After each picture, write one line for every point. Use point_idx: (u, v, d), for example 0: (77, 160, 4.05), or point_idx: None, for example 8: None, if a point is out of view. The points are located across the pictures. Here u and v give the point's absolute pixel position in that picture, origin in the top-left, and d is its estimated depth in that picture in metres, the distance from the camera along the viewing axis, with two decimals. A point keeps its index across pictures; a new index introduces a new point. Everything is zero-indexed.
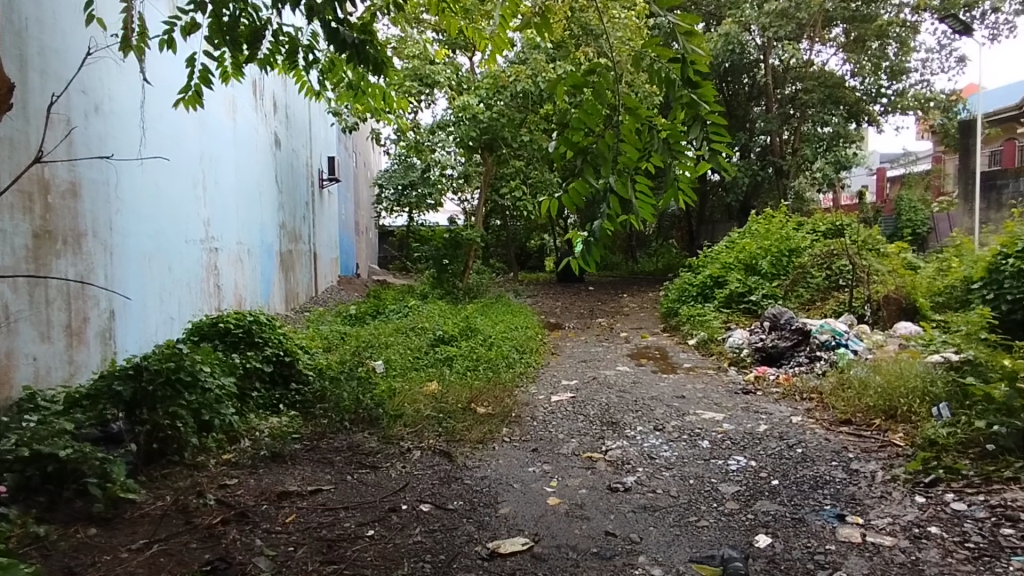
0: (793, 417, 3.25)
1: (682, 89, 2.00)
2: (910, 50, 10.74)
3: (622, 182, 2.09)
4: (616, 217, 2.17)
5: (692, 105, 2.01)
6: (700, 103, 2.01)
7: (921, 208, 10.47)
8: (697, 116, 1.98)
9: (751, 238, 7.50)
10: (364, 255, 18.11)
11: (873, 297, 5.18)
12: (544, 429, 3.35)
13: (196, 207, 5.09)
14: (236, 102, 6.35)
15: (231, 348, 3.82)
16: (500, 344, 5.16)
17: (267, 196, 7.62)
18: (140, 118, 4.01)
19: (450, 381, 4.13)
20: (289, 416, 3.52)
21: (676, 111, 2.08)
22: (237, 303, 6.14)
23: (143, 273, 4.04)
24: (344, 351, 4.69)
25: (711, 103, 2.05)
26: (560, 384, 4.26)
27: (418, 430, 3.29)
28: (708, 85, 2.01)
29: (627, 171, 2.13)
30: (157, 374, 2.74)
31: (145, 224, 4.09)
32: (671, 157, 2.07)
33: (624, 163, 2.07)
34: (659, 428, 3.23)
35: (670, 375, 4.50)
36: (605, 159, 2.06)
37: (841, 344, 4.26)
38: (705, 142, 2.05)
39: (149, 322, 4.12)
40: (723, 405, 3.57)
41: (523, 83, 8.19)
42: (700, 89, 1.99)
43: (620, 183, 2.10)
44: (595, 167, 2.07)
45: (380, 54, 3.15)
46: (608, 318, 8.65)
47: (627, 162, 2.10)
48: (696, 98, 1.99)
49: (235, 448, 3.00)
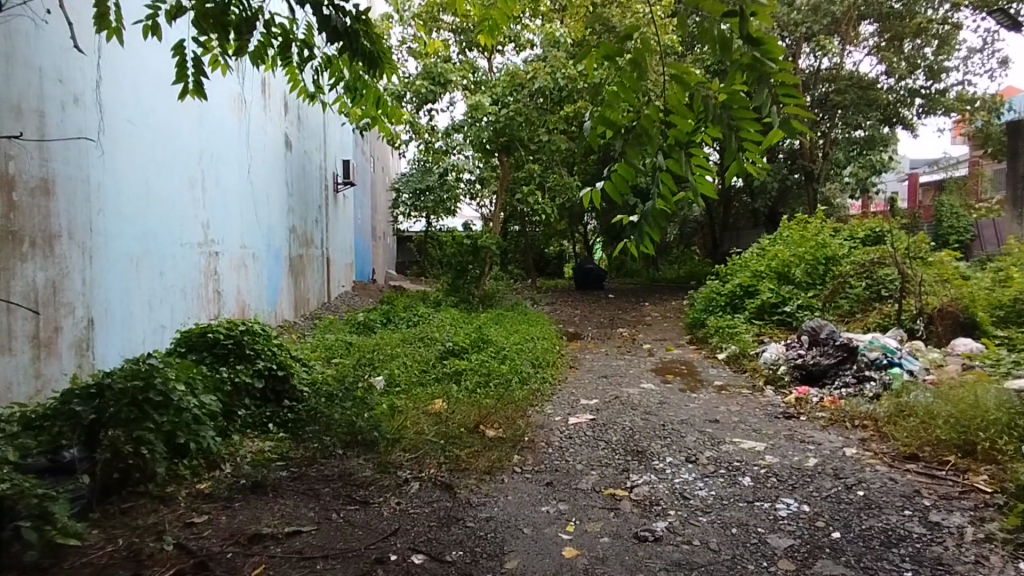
0: (846, 449, 2.84)
1: (743, 48, 1.61)
2: (951, 48, 10.16)
3: (675, 159, 1.94)
4: (670, 197, 2.02)
5: (756, 67, 1.63)
6: (766, 61, 1.62)
7: (964, 214, 9.89)
8: (762, 78, 1.60)
9: (783, 244, 7.04)
10: (381, 261, 17.89)
11: (926, 310, 4.73)
12: (560, 458, 2.97)
13: (193, 208, 4.82)
14: (243, 100, 6.11)
15: (220, 361, 3.52)
16: (514, 357, 4.79)
17: (275, 198, 7.37)
18: (127, 112, 3.75)
19: (457, 399, 3.79)
20: (278, 438, 3.19)
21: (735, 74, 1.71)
22: (239, 311, 5.86)
23: (129, 278, 3.76)
24: (347, 364, 4.36)
25: (780, 61, 1.68)
26: (579, 404, 3.87)
27: (419, 458, 2.94)
28: (775, 38, 1.60)
29: (678, 147, 1.95)
30: (121, 395, 2.42)
31: (132, 225, 3.81)
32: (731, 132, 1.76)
33: (675, 137, 1.86)
34: (691, 459, 2.83)
35: (701, 394, 4.09)
36: (650, 139, 1.84)
37: (894, 363, 3.84)
38: (773, 107, 1.70)
39: (135, 331, 3.83)
40: (763, 432, 3.16)
41: (541, 80, 7.83)
42: (766, 47, 1.59)
43: (672, 161, 1.95)
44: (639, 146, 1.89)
45: (377, 47, 2.79)
46: (629, 328, 8.23)
47: (677, 138, 1.92)
48: (759, 58, 1.61)
49: (212, 476, 2.68)
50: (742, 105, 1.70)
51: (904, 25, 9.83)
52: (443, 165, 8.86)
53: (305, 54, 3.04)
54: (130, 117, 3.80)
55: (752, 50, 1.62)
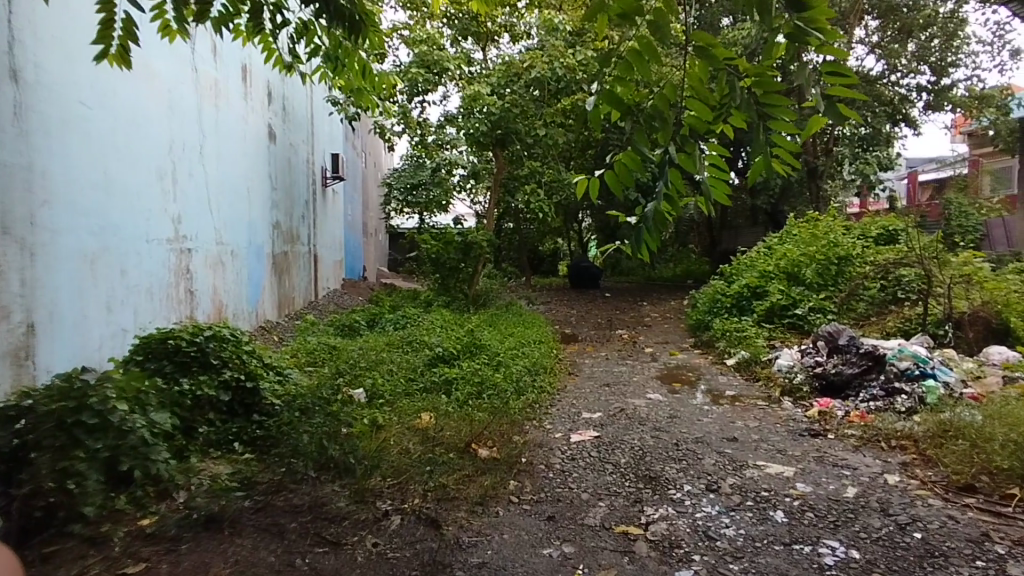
0: (888, 475, 2.50)
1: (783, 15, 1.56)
2: (959, 42, 9.89)
3: (686, 152, 1.88)
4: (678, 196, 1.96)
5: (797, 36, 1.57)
6: (809, 31, 1.55)
7: (973, 213, 9.61)
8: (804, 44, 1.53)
9: (792, 243, 6.72)
10: (371, 257, 17.48)
11: (954, 315, 4.43)
12: (563, 485, 2.61)
13: (163, 199, 4.43)
14: (220, 87, 5.73)
15: (182, 369, 3.13)
16: (509, 364, 4.44)
17: (258, 192, 6.98)
18: (82, 93, 3.37)
19: (448, 413, 3.44)
20: (244, 460, 2.83)
21: (772, 49, 1.72)
22: (215, 312, 5.47)
23: (83, 277, 3.37)
24: (327, 373, 4.00)
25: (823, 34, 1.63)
26: (581, 418, 3.52)
27: (402, 485, 2.58)
28: (820, 6, 1.55)
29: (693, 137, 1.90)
30: (47, 417, 2.14)
31: (87, 219, 3.43)
32: (758, 114, 1.76)
33: (692, 122, 1.84)
34: (712, 488, 2.48)
35: (713, 406, 3.75)
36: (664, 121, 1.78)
37: (927, 373, 3.52)
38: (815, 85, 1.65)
39: (91, 336, 3.44)
40: (790, 454, 2.82)
41: (539, 69, 7.44)
42: (809, 14, 1.54)
43: (683, 153, 1.89)
44: (649, 132, 1.83)
45: (359, 8, 2.41)
46: (628, 329, 7.90)
47: (693, 125, 1.87)
48: (801, 25, 1.55)
49: (160, 509, 2.32)
50: (770, 84, 1.70)
51: (913, 18, 9.52)
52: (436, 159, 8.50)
53: (278, 20, 2.64)
54: (86, 99, 3.43)
55: (792, 19, 1.57)
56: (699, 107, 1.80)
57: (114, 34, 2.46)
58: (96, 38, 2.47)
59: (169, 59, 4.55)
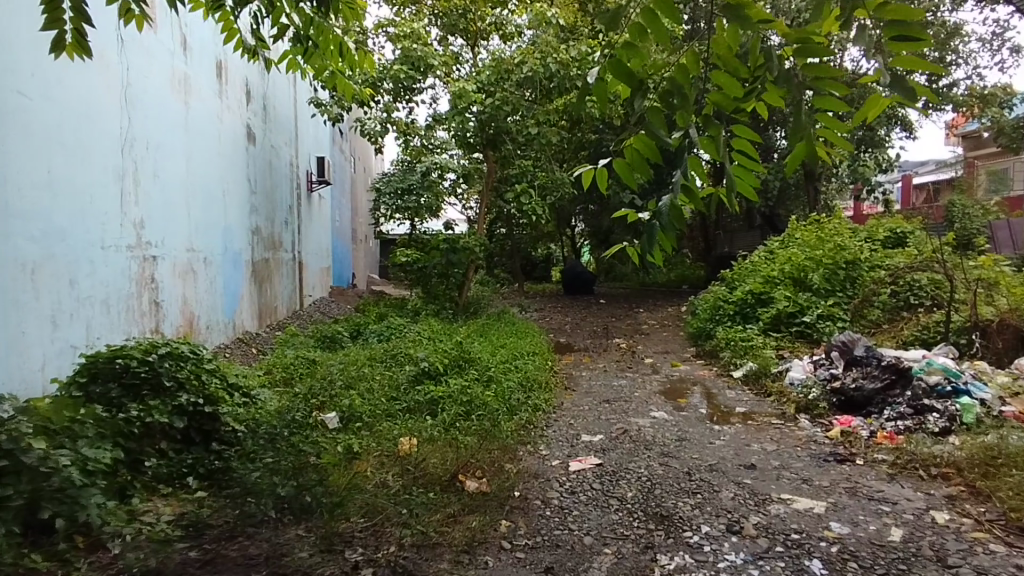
0: (935, 513, 2.20)
1: None
2: (957, 41, 9.71)
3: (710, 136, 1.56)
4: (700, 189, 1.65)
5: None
6: None
7: (977, 215, 9.39)
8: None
9: (796, 247, 6.44)
10: (361, 264, 17.11)
11: (978, 323, 4.15)
12: (562, 526, 2.28)
13: (121, 203, 4.08)
14: (191, 84, 5.39)
15: (131, 394, 2.77)
16: (501, 379, 4.10)
17: (235, 196, 6.63)
18: (17, 81, 3.02)
19: (433, 439, 3.10)
20: (197, 497, 2.48)
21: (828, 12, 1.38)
22: (185, 324, 5.10)
23: (20, 290, 3.01)
24: (301, 391, 3.65)
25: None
26: (580, 441, 3.19)
27: (378, 528, 2.25)
28: None
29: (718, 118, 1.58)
30: None
31: (26, 223, 3.07)
32: (801, 92, 1.41)
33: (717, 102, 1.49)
34: (733, 529, 2.15)
35: (724, 426, 3.43)
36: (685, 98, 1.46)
37: (960, 390, 3.23)
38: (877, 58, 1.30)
39: (30, 355, 3.07)
40: (817, 484, 2.50)
41: (531, 65, 7.14)
42: None
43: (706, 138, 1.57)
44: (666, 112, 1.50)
45: None
46: (626, 338, 7.58)
47: (718, 103, 1.54)
48: None
49: (89, 565, 1.98)
50: (818, 54, 1.34)
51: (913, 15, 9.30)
52: (425, 162, 8.24)
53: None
54: (24, 88, 3.08)
55: None
56: (729, 83, 1.46)
57: (65, 17, 2.03)
58: (45, 22, 2.02)
59: (129, 50, 4.21)
